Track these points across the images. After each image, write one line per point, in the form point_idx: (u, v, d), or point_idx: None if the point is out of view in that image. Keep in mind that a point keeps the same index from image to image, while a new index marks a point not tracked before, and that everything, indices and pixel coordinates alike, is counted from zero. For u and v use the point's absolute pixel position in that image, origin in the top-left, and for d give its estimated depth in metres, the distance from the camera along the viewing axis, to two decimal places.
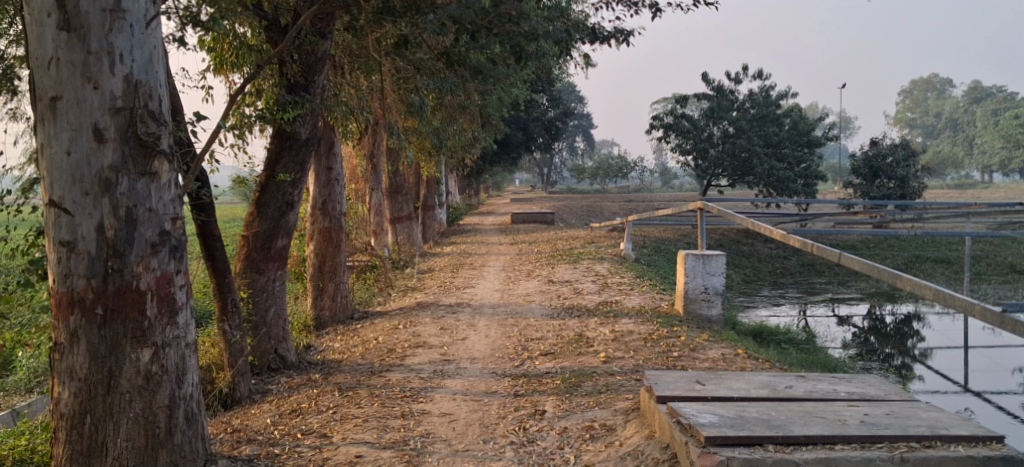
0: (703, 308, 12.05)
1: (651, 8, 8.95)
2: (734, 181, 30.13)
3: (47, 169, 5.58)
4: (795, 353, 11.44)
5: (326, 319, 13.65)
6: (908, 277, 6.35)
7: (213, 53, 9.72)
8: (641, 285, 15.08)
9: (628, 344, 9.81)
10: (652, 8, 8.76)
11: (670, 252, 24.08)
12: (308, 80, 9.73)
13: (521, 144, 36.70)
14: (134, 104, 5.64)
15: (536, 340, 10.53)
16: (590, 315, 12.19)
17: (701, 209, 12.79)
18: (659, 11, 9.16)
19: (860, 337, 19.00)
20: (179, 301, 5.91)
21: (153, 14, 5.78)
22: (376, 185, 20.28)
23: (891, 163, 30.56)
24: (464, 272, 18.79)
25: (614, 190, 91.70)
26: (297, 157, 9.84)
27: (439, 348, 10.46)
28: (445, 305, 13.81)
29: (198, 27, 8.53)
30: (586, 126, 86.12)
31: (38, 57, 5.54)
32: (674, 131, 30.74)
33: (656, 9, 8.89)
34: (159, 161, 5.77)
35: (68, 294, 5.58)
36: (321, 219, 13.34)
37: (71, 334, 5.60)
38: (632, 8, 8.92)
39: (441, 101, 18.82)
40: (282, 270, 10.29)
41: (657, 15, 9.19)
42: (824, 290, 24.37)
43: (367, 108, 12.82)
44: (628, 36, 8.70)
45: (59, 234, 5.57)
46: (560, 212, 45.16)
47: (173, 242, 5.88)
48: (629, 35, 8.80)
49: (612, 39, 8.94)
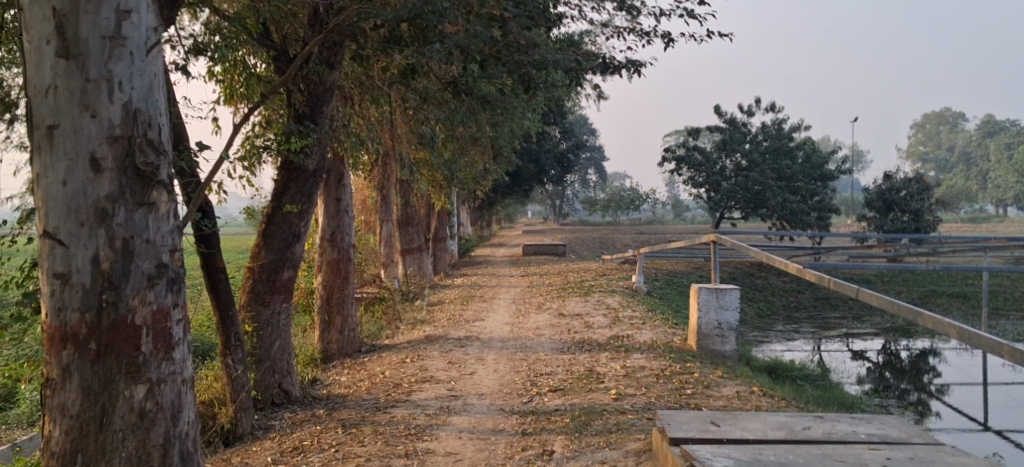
0: (717, 344, 11.81)
1: (664, 38, 8.80)
2: (748, 214, 29.83)
3: (43, 198, 5.44)
4: (812, 391, 11.17)
5: (333, 352, 13.40)
6: (930, 314, 6.12)
7: (223, 84, 9.64)
8: (652, 319, 14.82)
9: (640, 380, 9.58)
10: (665, 37, 8.59)
11: (683, 285, 23.80)
12: (315, 109, 9.62)
13: (533, 176, 36.60)
14: (133, 134, 5.49)
15: (546, 374, 10.31)
16: (601, 349, 11.95)
17: (714, 242, 12.57)
18: (671, 39, 9.01)
19: (875, 373, 18.69)
20: (176, 336, 5.75)
21: (155, 42, 5.68)
22: (386, 216, 20.16)
23: (906, 196, 30.26)
24: (474, 304, 18.59)
25: (625, 221, 91.54)
26: (304, 188, 9.75)
27: (446, 383, 10.24)
28: (454, 339, 13.58)
29: (206, 57, 8.47)
30: (599, 157, 86.20)
31: (37, 85, 5.43)
32: (687, 164, 30.57)
33: (668, 39, 8.72)
34: (157, 192, 5.63)
35: (61, 329, 5.42)
36: (330, 251, 13.23)
37: (63, 369, 5.43)
38: (644, 37, 8.75)
39: (452, 132, 18.72)
40: (288, 303, 10.12)
41: (669, 44, 9.04)
42: (839, 324, 24.00)
43: (376, 139, 12.69)
44: (640, 67, 8.53)
45: (53, 266, 5.42)
46: (572, 244, 44.99)
47: (171, 274, 5.72)
48: (640, 64, 8.64)
49: (623, 69, 8.78)
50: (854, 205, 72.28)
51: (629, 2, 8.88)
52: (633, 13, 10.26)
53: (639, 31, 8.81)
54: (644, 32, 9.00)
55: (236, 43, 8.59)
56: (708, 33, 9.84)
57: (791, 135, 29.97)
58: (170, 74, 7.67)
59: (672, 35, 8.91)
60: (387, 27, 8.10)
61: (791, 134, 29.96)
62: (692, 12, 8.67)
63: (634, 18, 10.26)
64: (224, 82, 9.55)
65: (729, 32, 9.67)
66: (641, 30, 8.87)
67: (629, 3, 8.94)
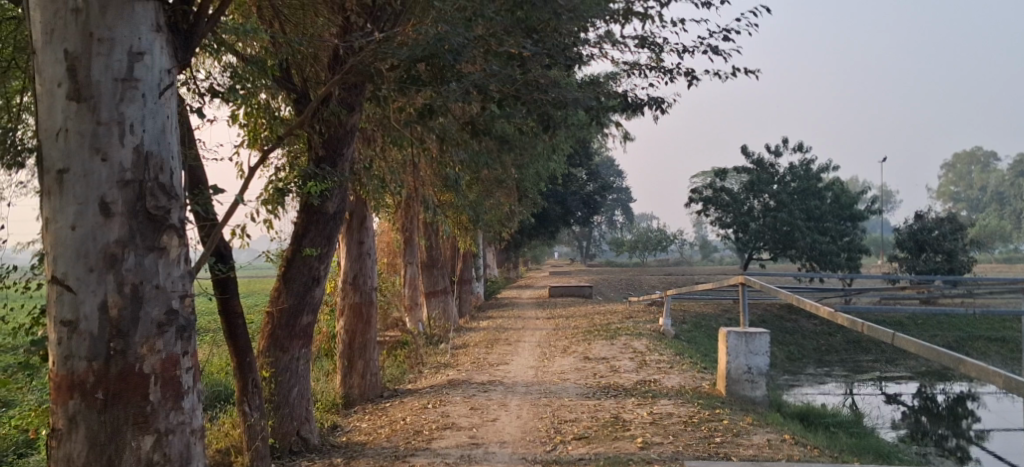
0: (747, 389, 11.50)
1: (686, 75, 8.62)
2: (776, 255, 29.42)
3: (51, 244, 5.32)
4: (846, 438, 10.80)
5: (355, 397, 13.17)
6: (973, 361, 5.79)
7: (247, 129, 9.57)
8: (680, 363, 14.50)
9: (667, 428, 9.29)
10: (687, 73, 8.45)
11: (711, 327, 23.43)
12: (336, 152, 9.53)
13: (560, 218, 36.47)
14: (144, 177, 5.39)
15: (571, 421, 10.04)
16: (627, 394, 11.66)
17: (743, 284, 12.29)
18: (694, 76, 8.88)
19: (910, 418, 18.20)
20: (186, 385, 5.58)
21: (168, 84, 5.61)
22: (411, 259, 20.02)
23: (939, 236, 29.71)
24: (499, 348, 18.34)
25: (654, 263, 90.99)
26: (324, 231, 9.64)
27: (468, 430, 9.99)
28: (477, 383, 13.34)
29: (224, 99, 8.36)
30: (625, 199, 85.99)
31: (47, 128, 5.34)
32: (714, 204, 30.27)
33: (691, 75, 8.54)
34: (168, 236, 5.51)
35: (68, 377, 5.29)
36: (352, 295, 13.10)
37: (70, 419, 5.28)
38: (666, 74, 8.62)
39: (477, 174, 18.63)
40: (307, 348, 9.95)
41: (691, 81, 8.90)
42: (872, 367, 23.46)
43: (398, 182, 12.60)
44: (662, 104, 8.38)
45: (61, 313, 5.30)
46: (599, 286, 44.62)
47: (182, 321, 5.57)
48: (662, 101, 8.50)
49: (644, 107, 8.65)
50: (887, 245, 71.32)
51: (650, 39, 8.79)
52: (655, 52, 10.17)
53: (662, 69, 8.69)
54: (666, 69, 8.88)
55: (255, 84, 8.55)
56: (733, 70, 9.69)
57: (819, 175, 29.61)
58: (187, 117, 7.59)
59: (694, 73, 8.78)
60: (404, 66, 8.08)
61: (819, 175, 29.60)
62: (715, 49, 8.53)
63: (657, 56, 10.15)
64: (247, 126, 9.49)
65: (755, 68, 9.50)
66: (663, 67, 8.74)
67: (650, 41, 8.85)
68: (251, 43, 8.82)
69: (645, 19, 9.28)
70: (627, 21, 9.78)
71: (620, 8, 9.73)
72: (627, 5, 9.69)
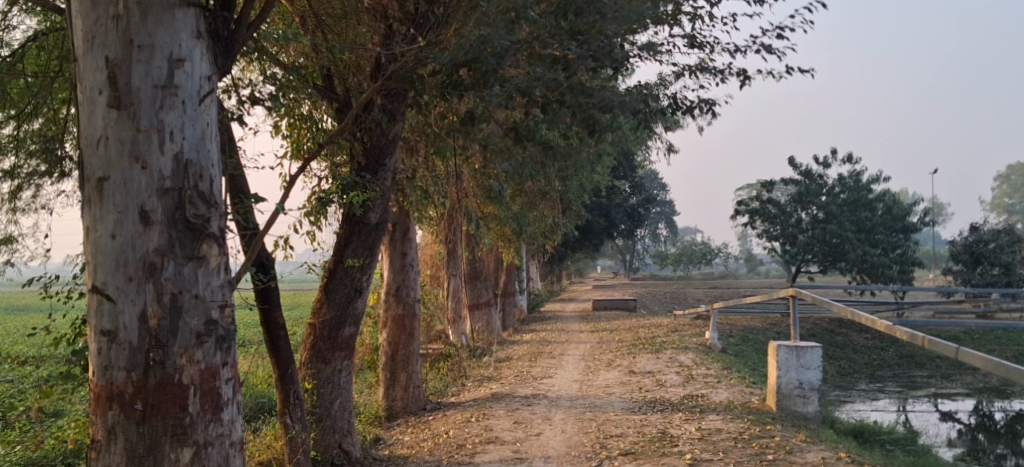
0: (798, 405, 11.18)
1: (739, 74, 8.37)
2: (825, 268, 28.76)
3: (91, 252, 5.27)
4: (903, 458, 10.44)
5: (397, 409, 13.06)
6: None
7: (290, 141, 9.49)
8: (729, 378, 14.19)
9: (716, 444, 9.03)
10: (738, 74, 8.20)
11: (759, 341, 22.99)
12: (378, 161, 9.43)
13: (604, 231, 36.22)
14: (184, 185, 5.31)
15: (616, 436, 9.82)
16: (674, 409, 11.40)
17: (793, 296, 11.98)
18: (747, 77, 8.60)
19: (966, 436, 17.67)
20: (225, 396, 5.47)
21: (209, 90, 5.54)
22: (454, 271, 19.90)
23: (995, 248, 28.91)
24: (543, 361, 18.14)
25: (699, 276, 90.09)
26: (366, 241, 9.54)
27: (512, 444, 9.81)
28: (521, 397, 13.15)
29: (265, 107, 8.27)
30: (669, 211, 85.28)
31: (88, 136, 5.30)
32: (761, 216, 29.81)
33: (744, 75, 8.28)
34: (207, 245, 5.43)
35: (108, 388, 5.23)
36: (395, 306, 13.01)
37: (109, 431, 5.22)
38: (717, 75, 8.37)
39: (520, 184, 18.47)
40: (349, 360, 9.84)
41: (743, 83, 8.64)
42: (927, 383, 22.84)
43: (441, 192, 12.50)
44: (712, 105, 8.13)
45: (101, 323, 5.24)
46: (644, 299, 44.18)
47: (221, 332, 5.47)
48: (713, 103, 8.25)
49: (694, 109, 8.42)
50: (941, 259, 69.78)
51: (700, 39, 8.55)
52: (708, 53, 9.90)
53: (712, 70, 8.45)
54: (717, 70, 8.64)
55: (295, 91, 8.48)
56: (788, 71, 9.40)
57: (869, 187, 28.94)
58: (229, 126, 7.53)
59: (746, 74, 8.52)
60: (446, 71, 8.03)
61: (869, 186, 28.94)
62: (769, 48, 8.26)
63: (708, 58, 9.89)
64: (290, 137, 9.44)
65: (811, 69, 9.20)
66: (713, 69, 8.50)
67: (700, 41, 8.62)
68: (293, 51, 8.77)
69: (695, 20, 9.05)
70: (676, 23, 9.55)
71: (669, 11, 9.52)
72: (675, 7, 9.47)
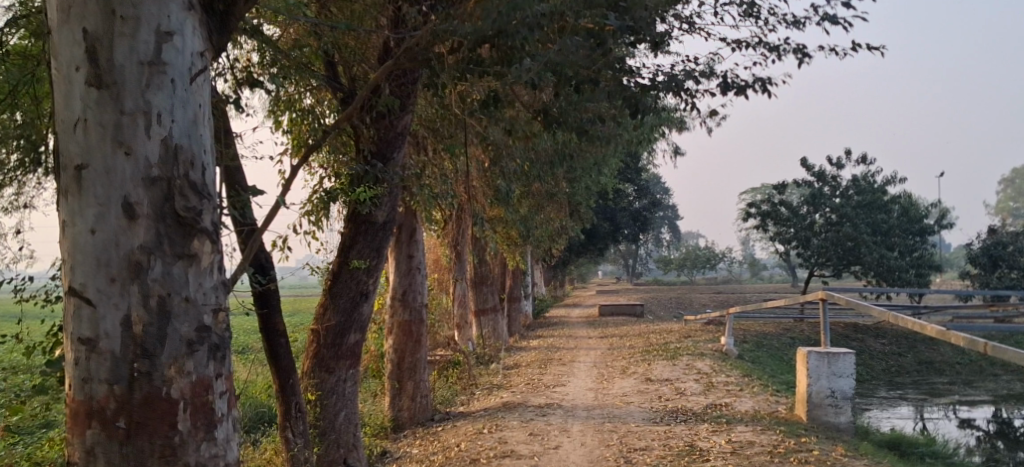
0: (830, 415, 10.58)
1: (799, 49, 7.74)
2: (839, 271, 28.24)
3: (69, 250, 4.66)
4: None
5: (404, 420, 12.42)
6: None
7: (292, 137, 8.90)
8: (751, 386, 13.57)
9: (751, 459, 8.46)
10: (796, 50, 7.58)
11: (774, 346, 22.39)
12: (386, 155, 8.82)
13: (609, 235, 35.68)
14: (173, 174, 4.70)
15: (641, 450, 9.19)
16: (699, 420, 10.79)
17: (823, 299, 11.41)
18: (804, 52, 7.96)
19: (986, 443, 17.11)
20: (219, 412, 4.86)
21: (202, 69, 4.93)
22: (460, 275, 19.38)
23: (1014, 251, 28.32)
24: (554, 368, 17.58)
25: (702, 281, 89.49)
26: (372, 242, 8.94)
27: (530, 458, 9.18)
28: (534, 406, 12.53)
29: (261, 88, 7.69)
30: (672, 217, 84.72)
31: (65, 119, 4.69)
32: (772, 219, 29.17)
33: (804, 50, 7.64)
34: (200, 241, 4.81)
35: (87, 403, 4.62)
36: (401, 312, 12.42)
37: (87, 451, 4.61)
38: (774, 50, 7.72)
39: (528, 184, 17.89)
40: (355, 369, 9.21)
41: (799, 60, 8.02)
42: (948, 390, 22.22)
43: (450, 191, 11.89)
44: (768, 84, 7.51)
45: (79, 330, 4.63)
46: (650, 304, 43.59)
47: (215, 340, 4.86)
48: (769, 82, 7.63)
49: (745, 88, 7.81)
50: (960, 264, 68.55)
51: (756, 11, 7.93)
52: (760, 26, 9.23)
53: (768, 46, 7.86)
54: (773, 45, 7.99)
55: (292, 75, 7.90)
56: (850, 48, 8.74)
57: (883, 189, 28.37)
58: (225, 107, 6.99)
59: (804, 50, 7.92)
60: (467, 46, 7.54)
61: (883, 188, 28.37)
62: (832, 22, 7.62)
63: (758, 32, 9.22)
64: (291, 132, 8.87)
65: (878, 47, 8.55)
66: (767, 43, 7.88)
67: (755, 12, 7.95)
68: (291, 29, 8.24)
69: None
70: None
71: None
72: None
